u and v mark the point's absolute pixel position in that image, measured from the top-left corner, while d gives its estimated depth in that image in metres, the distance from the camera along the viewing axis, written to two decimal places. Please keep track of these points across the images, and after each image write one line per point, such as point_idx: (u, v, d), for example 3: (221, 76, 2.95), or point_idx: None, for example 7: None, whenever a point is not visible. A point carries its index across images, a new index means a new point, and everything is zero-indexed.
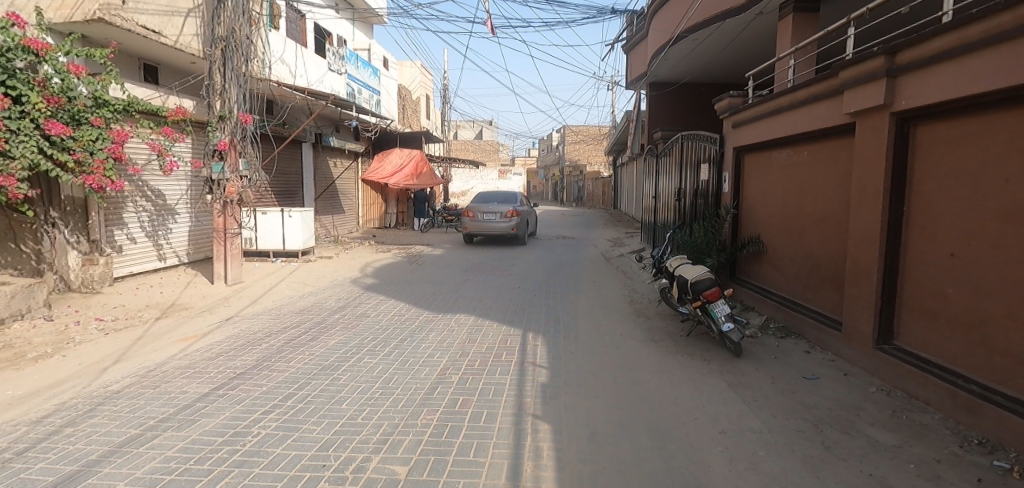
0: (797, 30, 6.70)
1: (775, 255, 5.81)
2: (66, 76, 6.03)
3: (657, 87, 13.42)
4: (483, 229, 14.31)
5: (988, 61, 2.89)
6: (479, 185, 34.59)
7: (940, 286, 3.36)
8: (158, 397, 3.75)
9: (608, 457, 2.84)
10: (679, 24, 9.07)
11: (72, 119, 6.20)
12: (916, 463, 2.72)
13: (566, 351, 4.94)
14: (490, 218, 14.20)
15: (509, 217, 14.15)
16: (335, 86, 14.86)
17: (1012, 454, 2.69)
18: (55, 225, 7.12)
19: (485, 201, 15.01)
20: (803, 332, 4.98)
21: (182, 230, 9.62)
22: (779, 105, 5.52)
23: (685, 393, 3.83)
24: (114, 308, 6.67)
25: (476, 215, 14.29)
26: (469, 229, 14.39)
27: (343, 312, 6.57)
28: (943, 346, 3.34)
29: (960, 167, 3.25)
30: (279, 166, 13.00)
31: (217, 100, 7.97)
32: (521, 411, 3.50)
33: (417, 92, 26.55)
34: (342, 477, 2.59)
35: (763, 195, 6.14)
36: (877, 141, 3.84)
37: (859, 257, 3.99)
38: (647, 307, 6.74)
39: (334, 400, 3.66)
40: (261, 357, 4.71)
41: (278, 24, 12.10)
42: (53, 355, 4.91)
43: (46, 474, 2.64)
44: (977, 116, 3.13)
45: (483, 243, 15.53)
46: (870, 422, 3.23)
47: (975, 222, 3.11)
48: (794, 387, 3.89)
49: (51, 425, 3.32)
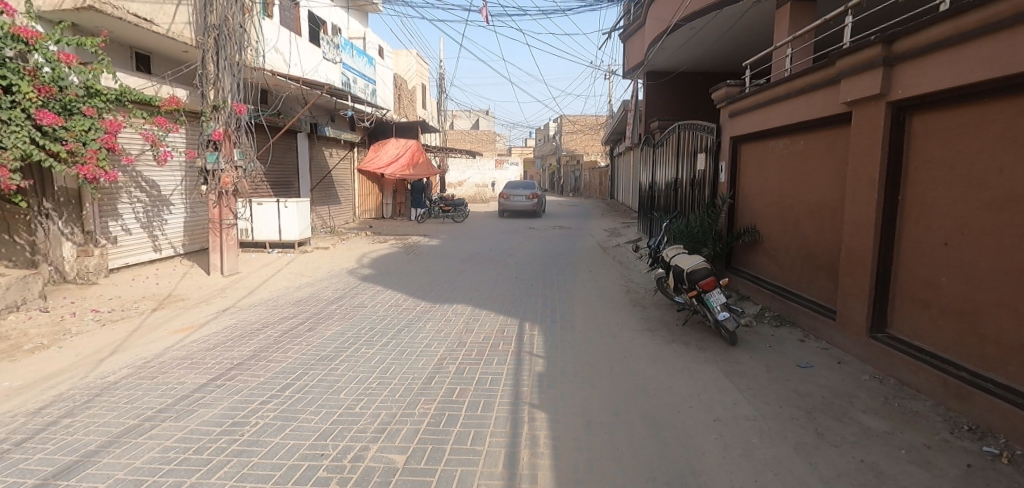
0: (795, 19, 6.64)
1: (770, 244, 5.85)
2: (57, 65, 5.95)
3: (654, 76, 13.37)
4: (513, 207, 20.01)
5: (986, 49, 2.88)
6: (476, 175, 34.14)
7: (933, 275, 3.40)
8: (156, 388, 3.76)
9: (604, 444, 2.88)
10: (676, 13, 8.99)
11: (64, 109, 6.12)
12: (907, 449, 2.76)
13: (563, 340, 4.97)
14: (518, 200, 19.93)
15: (531, 198, 19.75)
16: (330, 76, 14.77)
17: (1002, 440, 2.74)
18: (48, 216, 7.12)
19: (513, 188, 20.59)
20: (797, 320, 5.04)
21: (177, 221, 9.58)
22: (775, 94, 5.52)
23: (680, 381, 3.87)
24: (110, 299, 6.66)
25: (507, 197, 19.95)
26: (502, 207, 20.06)
27: (341, 303, 6.58)
28: (935, 334, 3.38)
29: (954, 157, 3.26)
30: (274, 156, 12.92)
31: (211, 89, 7.87)
32: (518, 399, 3.53)
33: (413, 82, 26.33)
34: (340, 465, 2.61)
35: (759, 185, 6.16)
36: (873, 130, 3.84)
37: (853, 247, 4.02)
38: (643, 297, 6.78)
39: (332, 390, 3.68)
40: (258, 348, 4.72)
41: (272, 11, 11.95)
42: (50, 347, 4.91)
43: (45, 464, 2.66)
44: (972, 105, 3.13)
45: (510, 217, 20.86)
46: (862, 409, 3.27)
47: (969, 212, 3.13)
48: (788, 375, 3.93)
49: (49, 416, 3.33)
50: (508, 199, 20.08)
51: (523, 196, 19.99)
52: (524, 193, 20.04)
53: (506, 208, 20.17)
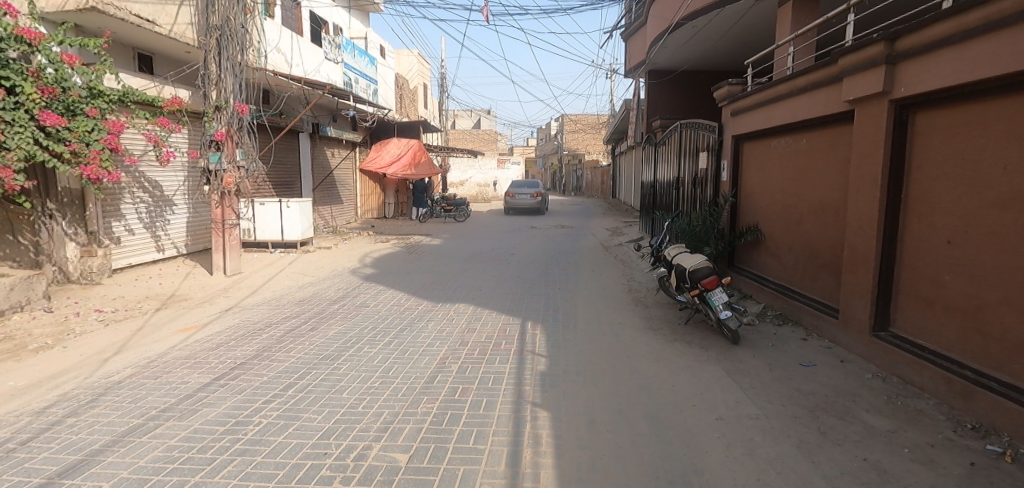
0: (796, 18, 6.63)
1: (773, 243, 5.84)
2: (60, 66, 5.99)
3: (656, 74, 13.36)
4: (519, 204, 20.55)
5: (989, 47, 2.87)
6: (478, 175, 34.04)
7: (936, 273, 3.39)
8: (160, 387, 3.78)
9: (607, 442, 2.89)
10: (678, 12, 8.98)
11: (67, 110, 6.15)
12: (910, 448, 2.75)
13: (565, 339, 4.97)
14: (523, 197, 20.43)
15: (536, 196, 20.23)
16: (332, 76, 14.79)
17: (1005, 438, 2.73)
18: (52, 217, 7.15)
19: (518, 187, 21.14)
20: (799, 318, 5.03)
21: (180, 221, 9.60)
22: (777, 92, 5.51)
23: (682, 380, 3.87)
24: (113, 299, 6.69)
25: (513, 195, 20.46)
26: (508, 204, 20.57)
27: (343, 302, 6.59)
28: (939, 333, 3.37)
29: (957, 155, 3.25)
30: (276, 156, 12.94)
31: (213, 90, 7.88)
32: (520, 399, 3.53)
33: (415, 81, 26.33)
34: (343, 465, 2.62)
35: (761, 184, 6.15)
36: (876, 128, 3.83)
37: (856, 246, 4.02)
38: (645, 296, 6.78)
39: (335, 389, 3.69)
40: (260, 347, 4.74)
41: (274, 11, 11.97)
42: (54, 346, 4.93)
43: (49, 463, 2.67)
44: (975, 103, 3.13)
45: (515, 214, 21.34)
46: (865, 408, 3.27)
47: (973, 210, 3.12)
48: (791, 374, 3.92)
49: (53, 415, 3.34)
50: (513, 197, 20.60)
51: (528, 194, 20.48)
52: (529, 191, 20.54)
53: (511, 206, 20.68)
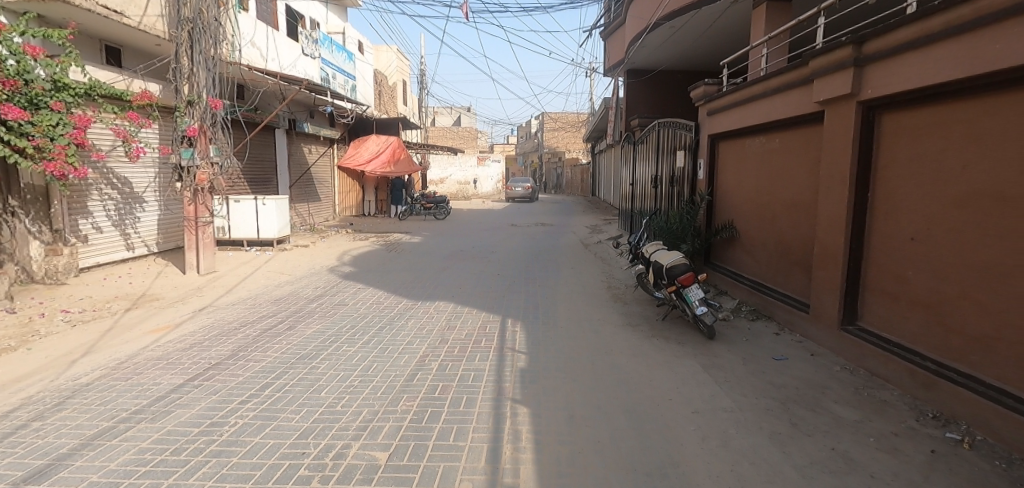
0: (771, 20, 6.76)
1: (748, 240, 5.97)
2: (22, 57, 5.72)
3: (634, 74, 13.49)
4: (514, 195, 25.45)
5: (951, 52, 2.99)
6: (458, 172, 33.96)
7: (901, 269, 3.51)
8: (131, 389, 3.68)
9: (587, 437, 2.93)
10: (655, 12, 9.06)
11: (30, 103, 5.90)
12: (875, 437, 2.86)
13: (545, 336, 5.01)
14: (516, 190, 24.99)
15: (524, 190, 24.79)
16: (308, 71, 14.54)
17: (963, 426, 2.87)
18: (14, 214, 6.88)
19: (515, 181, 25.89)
20: (772, 313, 5.17)
21: (151, 218, 9.34)
22: (752, 93, 5.63)
23: (660, 375, 3.94)
24: (81, 300, 6.47)
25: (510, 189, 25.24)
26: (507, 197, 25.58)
27: (321, 301, 6.53)
28: (903, 326, 3.50)
29: (921, 154, 3.38)
30: (252, 152, 12.71)
31: (185, 84, 7.67)
32: (500, 395, 3.55)
33: (394, 78, 26.01)
34: (321, 464, 2.59)
35: (736, 182, 6.28)
36: (844, 128, 3.96)
37: (827, 242, 4.14)
38: (624, 292, 6.87)
39: (313, 388, 3.66)
40: (236, 347, 4.65)
41: (248, 5, 11.73)
42: (18, 348, 4.76)
43: (15, 468, 2.59)
44: (935, 106, 3.26)
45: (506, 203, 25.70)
46: (834, 399, 3.38)
47: (934, 207, 3.25)
48: (764, 368, 4.03)
49: (18, 419, 3.23)
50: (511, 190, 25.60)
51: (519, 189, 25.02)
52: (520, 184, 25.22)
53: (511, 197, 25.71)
